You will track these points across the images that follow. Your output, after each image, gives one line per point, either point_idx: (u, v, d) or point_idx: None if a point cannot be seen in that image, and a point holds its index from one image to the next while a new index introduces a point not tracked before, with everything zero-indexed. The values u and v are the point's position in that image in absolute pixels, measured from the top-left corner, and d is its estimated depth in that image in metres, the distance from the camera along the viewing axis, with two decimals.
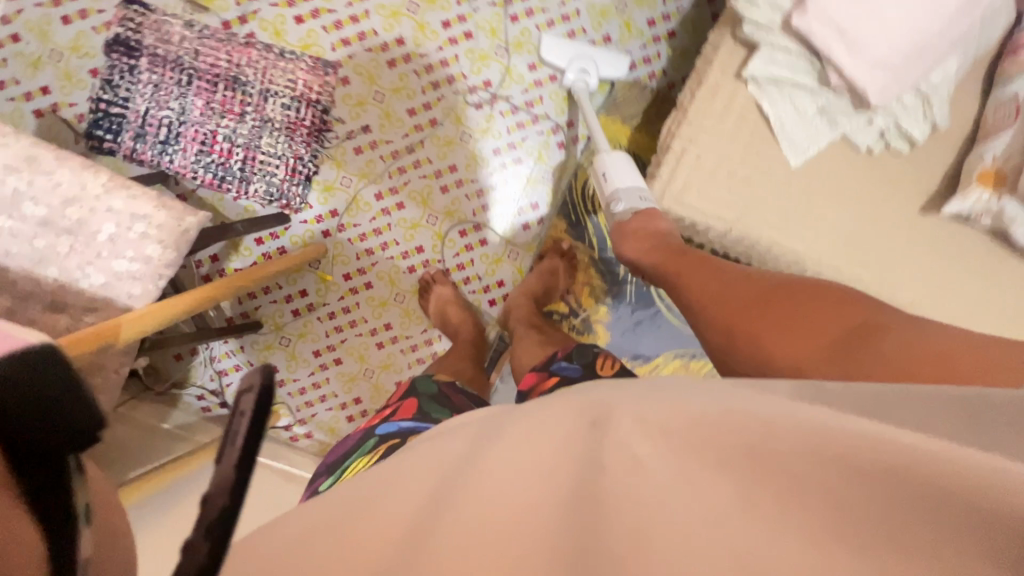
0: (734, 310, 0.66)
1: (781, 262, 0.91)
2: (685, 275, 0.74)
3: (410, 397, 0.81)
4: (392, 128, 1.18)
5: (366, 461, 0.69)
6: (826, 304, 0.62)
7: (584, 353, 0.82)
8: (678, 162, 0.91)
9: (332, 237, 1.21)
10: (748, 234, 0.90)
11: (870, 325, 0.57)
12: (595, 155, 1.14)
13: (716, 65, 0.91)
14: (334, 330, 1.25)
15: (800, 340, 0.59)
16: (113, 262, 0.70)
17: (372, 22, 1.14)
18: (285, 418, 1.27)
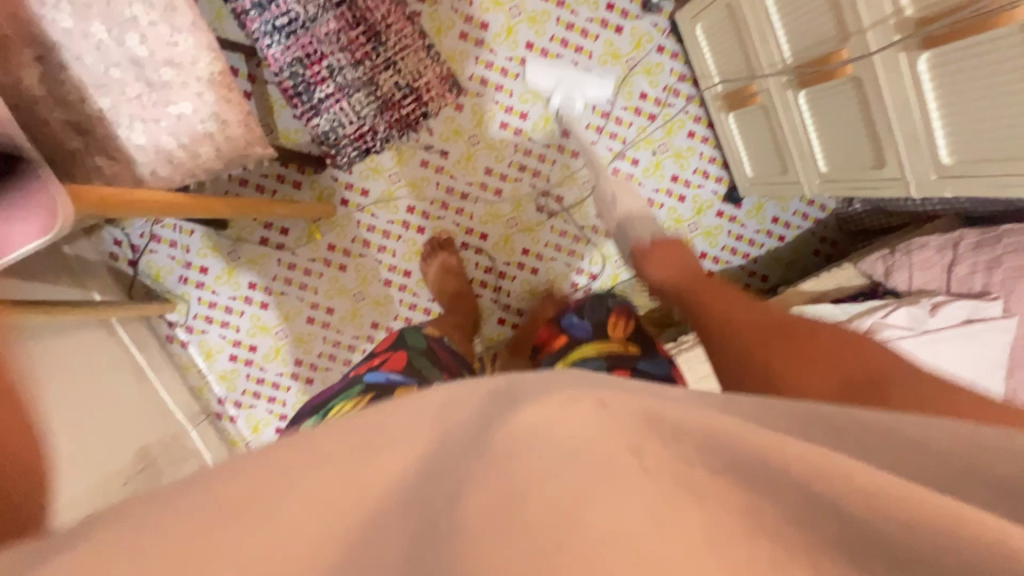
0: (740, 338, 0.66)
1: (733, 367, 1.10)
2: (701, 305, 0.75)
3: (400, 348, 0.84)
4: (464, 169, 1.22)
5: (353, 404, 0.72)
6: (834, 360, 0.58)
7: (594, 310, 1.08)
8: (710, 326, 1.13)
9: (346, 208, 1.21)
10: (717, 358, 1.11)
11: (878, 378, 0.54)
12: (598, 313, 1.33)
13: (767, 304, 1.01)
14: (281, 280, 1.22)
15: (814, 374, 0.57)
16: (162, 135, 0.67)
17: (515, 85, 1.20)
18: (177, 314, 1.20)
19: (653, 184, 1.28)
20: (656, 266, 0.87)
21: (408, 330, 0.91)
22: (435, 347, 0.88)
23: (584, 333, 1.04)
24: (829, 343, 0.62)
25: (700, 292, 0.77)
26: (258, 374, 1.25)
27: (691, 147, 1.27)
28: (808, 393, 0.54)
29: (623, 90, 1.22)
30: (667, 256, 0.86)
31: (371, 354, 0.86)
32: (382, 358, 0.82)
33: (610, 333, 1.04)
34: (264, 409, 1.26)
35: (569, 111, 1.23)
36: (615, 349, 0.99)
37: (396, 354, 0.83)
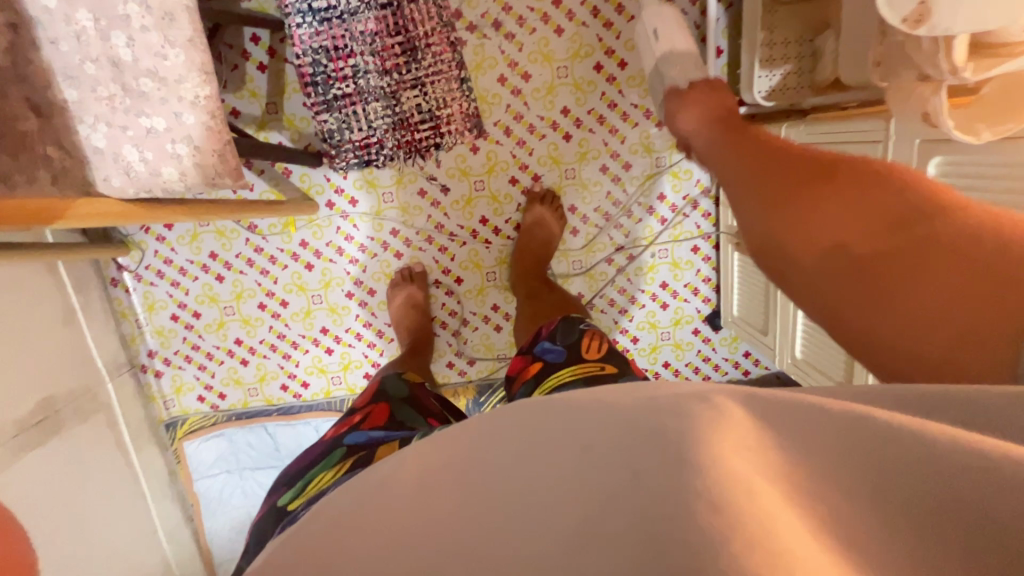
0: (766, 179, 0.58)
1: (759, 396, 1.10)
2: (733, 146, 0.68)
3: (382, 401, 0.80)
4: (460, 209, 1.18)
5: (335, 471, 0.63)
6: (868, 191, 0.48)
7: (567, 332, 0.93)
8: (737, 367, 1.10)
9: (329, 211, 1.16)
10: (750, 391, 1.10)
11: (916, 220, 0.44)
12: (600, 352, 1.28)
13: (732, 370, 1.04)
14: (244, 259, 1.18)
15: (849, 216, 0.48)
16: (126, 145, 0.62)
17: (538, 144, 1.15)
18: (129, 259, 1.16)
19: (642, 284, 1.25)
20: (692, 115, 0.81)
21: (388, 379, 0.89)
22: (418, 393, 0.85)
23: (556, 358, 0.87)
24: (879, 167, 0.50)
25: (743, 134, 0.69)
26: (194, 341, 1.23)
27: (691, 261, 1.23)
28: (834, 241, 0.48)
29: (643, 185, 1.18)
30: (705, 96, 0.83)
31: (352, 411, 0.82)
32: (363, 415, 0.77)
33: (585, 355, 0.86)
34: (191, 374, 1.25)
35: (583, 188, 1.18)
36: (591, 371, 0.81)
37: (378, 408, 0.78)
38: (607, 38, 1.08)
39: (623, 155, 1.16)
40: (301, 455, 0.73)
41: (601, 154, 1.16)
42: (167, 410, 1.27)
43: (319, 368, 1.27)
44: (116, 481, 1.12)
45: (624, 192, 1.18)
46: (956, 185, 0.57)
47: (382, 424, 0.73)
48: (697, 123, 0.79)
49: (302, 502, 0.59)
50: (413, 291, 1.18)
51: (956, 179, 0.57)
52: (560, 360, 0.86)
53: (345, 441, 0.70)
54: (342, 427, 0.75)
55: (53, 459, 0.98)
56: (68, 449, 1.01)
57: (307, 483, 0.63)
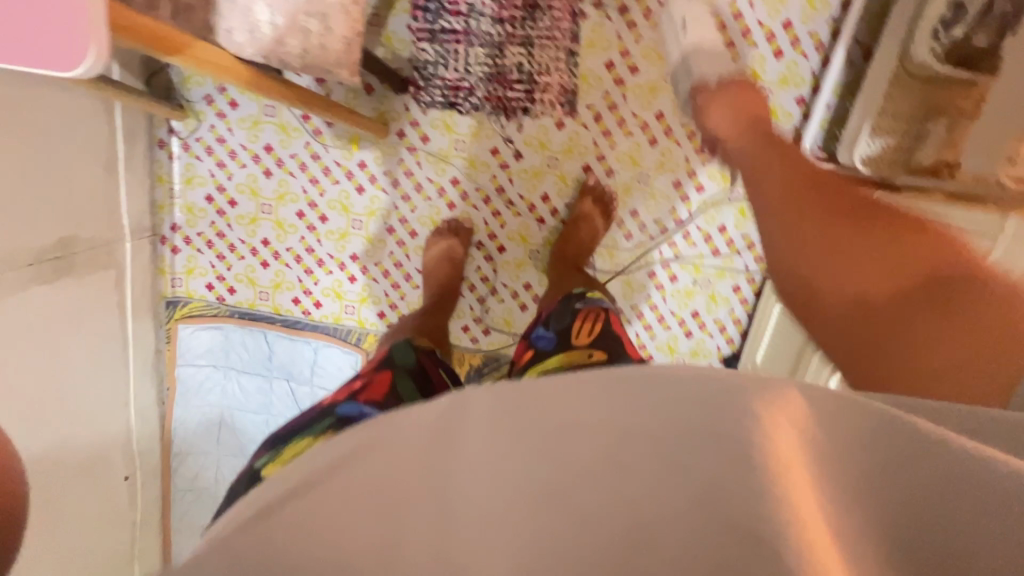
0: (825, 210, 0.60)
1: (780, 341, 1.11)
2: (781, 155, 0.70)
3: (385, 370, 0.77)
4: (525, 180, 1.15)
5: (322, 439, 0.60)
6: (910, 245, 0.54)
7: (562, 316, 0.89)
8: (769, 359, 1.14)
9: (398, 140, 1.13)
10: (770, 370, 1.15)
11: (941, 283, 0.51)
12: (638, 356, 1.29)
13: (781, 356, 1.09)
14: (298, 161, 1.14)
15: (855, 272, 0.55)
16: (260, 4, 0.59)
17: (622, 141, 1.13)
18: (183, 126, 1.12)
19: (672, 307, 1.25)
20: (725, 117, 0.81)
21: (397, 346, 0.87)
22: (425, 365, 0.83)
23: (546, 345, 0.84)
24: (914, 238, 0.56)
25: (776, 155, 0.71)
26: (221, 229, 1.19)
27: (728, 299, 1.23)
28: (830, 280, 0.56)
29: (708, 212, 1.17)
30: (742, 103, 0.82)
31: (353, 378, 0.79)
32: (363, 384, 0.74)
33: (577, 341, 0.83)
34: (207, 261, 1.22)
35: (650, 196, 1.17)
36: (579, 359, 0.78)
37: (380, 377, 0.76)
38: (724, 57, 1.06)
39: (699, 177, 1.14)
40: (288, 422, 0.68)
41: (679, 169, 1.14)
42: (171, 288, 1.23)
43: (336, 293, 1.24)
44: (106, 343, 1.08)
45: (687, 213, 1.17)
46: None
47: (381, 398, 0.70)
48: (730, 126, 0.80)
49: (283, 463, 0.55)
50: (453, 244, 1.15)
51: None
52: (552, 351, 0.82)
53: (338, 412, 0.66)
54: (337, 397, 0.71)
55: (59, 300, 0.94)
56: (74, 297, 0.97)
57: (287, 448, 0.60)
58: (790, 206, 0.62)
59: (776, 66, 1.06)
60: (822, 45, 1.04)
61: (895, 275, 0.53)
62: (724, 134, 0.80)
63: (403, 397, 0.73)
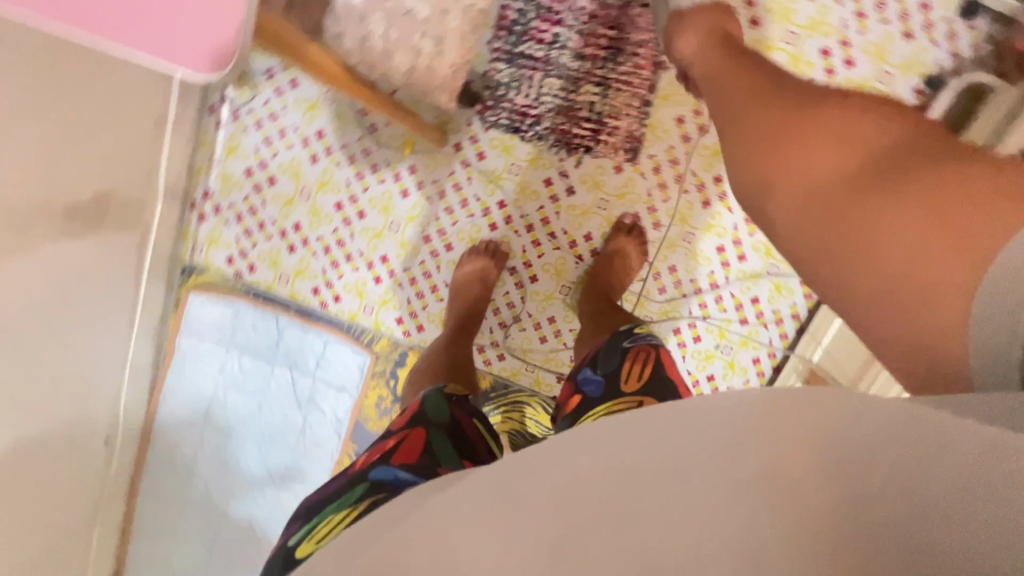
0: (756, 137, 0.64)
1: None
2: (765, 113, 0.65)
3: (419, 426, 0.74)
4: (572, 215, 1.14)
5: (352, 513, 0.58)
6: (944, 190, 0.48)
7: (609, 359, 0.87)
8: None
9: (453, 153, 1.10)
10: None
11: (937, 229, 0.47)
12: None
13: None
14: (347, 153, 1.11)
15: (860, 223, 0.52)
16: None
17: (676, 196, 1.12)
18: (236, 95, 1.08)
19: (690, 367, 1.24)
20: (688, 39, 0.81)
21: (430, 393, 0.84)
22: (460, 418, 0.79)
23: (594, 391, 0.82)
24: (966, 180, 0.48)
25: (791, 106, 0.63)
26: (254, 205, 1.15)
27: (746, 369, 1.23)
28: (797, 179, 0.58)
29: (745, 281, 1.17)
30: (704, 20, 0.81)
31: (387, 435, 0.76)
32: (397, 441, 0.72)
33: (624, 386, 0.81)
34: (232, 234, 1.17)
35: (692, 255, 1.16)
36: (624, 408, 0.76)
37: (413, 433, 0.73)
38: None
39: (743, 247, 1.14)
40: (321, 490, 0.68)
41: (725, 235, 1.14)
42: (190, 255, 1.18)
43: (358, 291, 1.20)
44: (113, 304, 1.03)
45: (724, 280, 1.17)
46: None
47: (412, 457, 0.67)
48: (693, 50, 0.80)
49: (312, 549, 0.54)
50: (489, 268, 1.13)
51: None
52: (598, 399, 0.80)
53: (370, 477, 0.64)
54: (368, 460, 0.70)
55: (81, 256, 0.89)
56: (96, 254, 0.92)
57: (318, 527, 0.59)
58: (729, 76, 0.73)
59: None
60: None
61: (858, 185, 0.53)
62: (693, 58, 0.80)
63: (439, 456, 0.70)
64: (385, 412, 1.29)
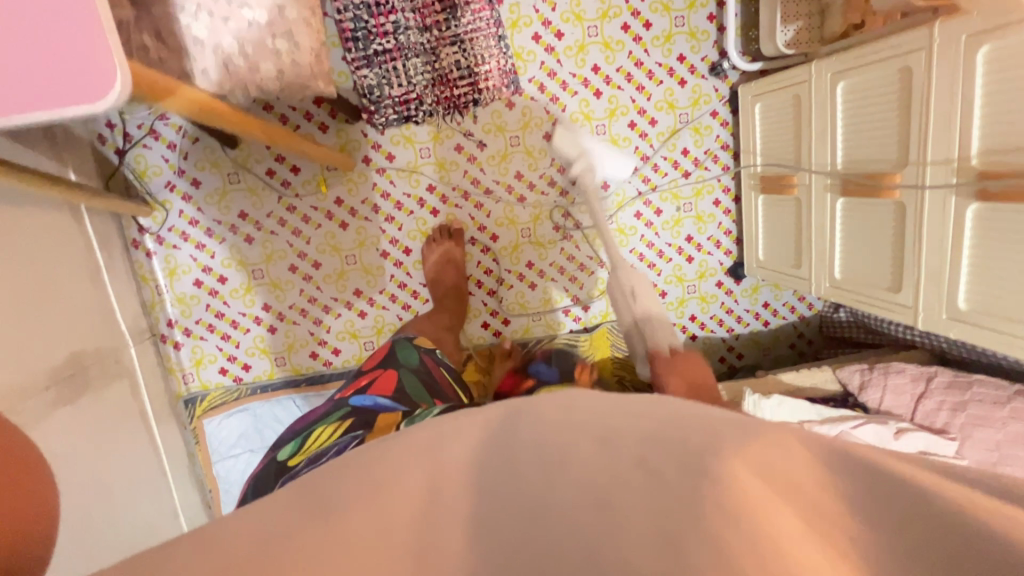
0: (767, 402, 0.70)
1: (771, 240, 1.18)
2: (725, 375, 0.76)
3: (391, 367, 0.88)
4: (496, 165, 1.20)
5: (332, 431, 0.73)
6: None
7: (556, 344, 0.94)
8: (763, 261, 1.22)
9: (366, 166, 1.15)
10: (767, 274, 1.21)
11: None
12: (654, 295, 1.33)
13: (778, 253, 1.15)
14: (275, 218, 1.15)
15: None
16: (226, 37, 0.61)
17: (571, 102, 1.19)
18: (151, 220, 1.10)
19: (667, 239, 1.30)
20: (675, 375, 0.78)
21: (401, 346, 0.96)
22: (427, 361, 0.92)
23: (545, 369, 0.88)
24: None
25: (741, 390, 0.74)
26: (218, 308, 1.17)
27: (713, 214, 1.30)
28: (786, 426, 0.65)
29: (667, 141, 1.24)
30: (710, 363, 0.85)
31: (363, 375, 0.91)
32: (371, 379, 0.86)
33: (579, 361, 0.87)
34: (213, 346, 1.19)
35: (613, 143, 1.23)
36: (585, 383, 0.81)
37: (386, 373, 0.87)
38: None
39: (649, 113, 1.22)
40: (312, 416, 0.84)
41: (629, 110, 1.21)
42: (185, 385, 1.20)
43: (351, 334, 1.23)
44: (134, 458, 1.02)
45: (651, 148, 1.25)
46: (1005, 67, 0.65)
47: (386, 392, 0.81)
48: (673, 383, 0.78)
49: (305, 456, 0.69)
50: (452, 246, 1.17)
51: (1006, 59, 0.65)
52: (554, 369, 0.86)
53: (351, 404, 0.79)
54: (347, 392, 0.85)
55: (83, 421, 0.89)
56: (94, 414, 0.91)
57: (307, 439, 0.74)
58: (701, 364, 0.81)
59: None
60: None
61: None
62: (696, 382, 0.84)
63: (412, 392, 0.83)
64: None
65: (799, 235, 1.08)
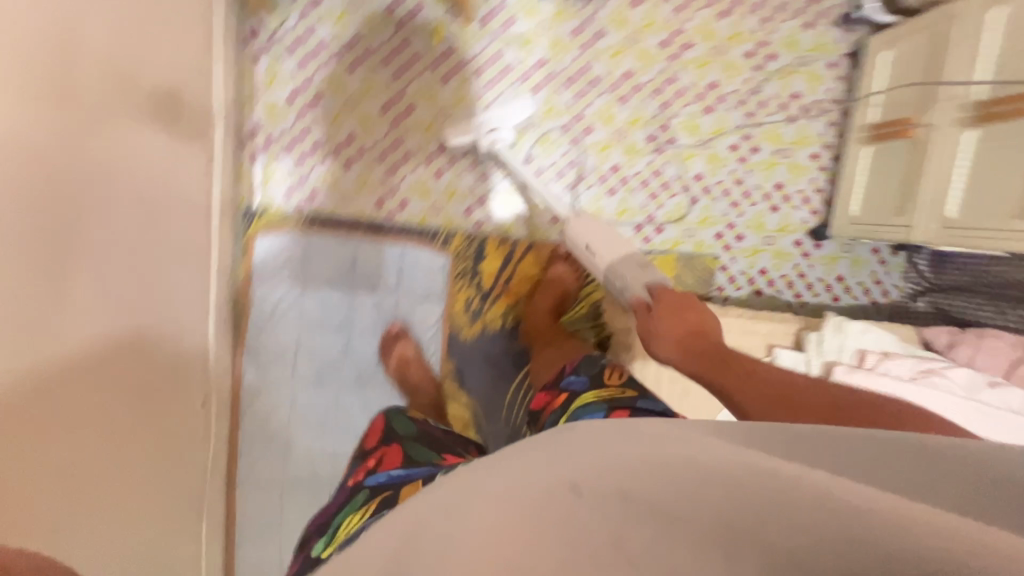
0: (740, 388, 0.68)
1: (872, 192, 1.13)
2: (751, 380, 0.68)
3: (394, 442, 0.89)
4: (608, 59, 1.19)
5: (363, 513, 0.71)
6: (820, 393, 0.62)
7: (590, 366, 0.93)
8: (856, 217, 1.18)
9: (483, 26, 1.16)
10: (857, 231, 1.17)
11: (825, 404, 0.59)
12: (729, 236, 1.29)
13: (878, 208, 1.11)
14: (383, 53, 1.15)
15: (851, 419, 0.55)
16: None
17: (696, 15, 1.19)
18: (268, 22, 1.12)
19: (756, 181, 1.27)
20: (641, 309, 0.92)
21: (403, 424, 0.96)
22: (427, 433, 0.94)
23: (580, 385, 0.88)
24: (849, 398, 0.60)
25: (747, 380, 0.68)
26: (304, 128, 1.17)
27: (808, 168, 1.27)
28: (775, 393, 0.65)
29: (781, 79, 1.22)
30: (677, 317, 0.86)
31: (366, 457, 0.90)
32: (378, 459, 0.86)
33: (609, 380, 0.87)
34: (287, 165, 1.18)
35: (727, 68, 1.21)
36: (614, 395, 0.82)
37: (390, 448, 0.88)
38: None
39: (770, 46, 1.21)
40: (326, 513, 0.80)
41: (751, 39, 1.20)
42: (250, 195, 1.18)
43: (423, 190, 1.22)
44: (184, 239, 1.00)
45: (763, 83, 1.22)
46: None
47: (398, 465, 0.82)
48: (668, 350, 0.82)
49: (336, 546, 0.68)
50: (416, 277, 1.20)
51: None
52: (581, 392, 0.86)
53: (365, 485, 0.79)
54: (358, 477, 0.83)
55: (145, 160, 0.86)
56: (160, 164, 0.89)
57: (339, 528, 0.72)
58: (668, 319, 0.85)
59: None
60: None
61: (780, 388, 0.65)
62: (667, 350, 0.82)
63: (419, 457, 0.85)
64: (476, 314, 1.25)
65: (907, 183, 1.03)
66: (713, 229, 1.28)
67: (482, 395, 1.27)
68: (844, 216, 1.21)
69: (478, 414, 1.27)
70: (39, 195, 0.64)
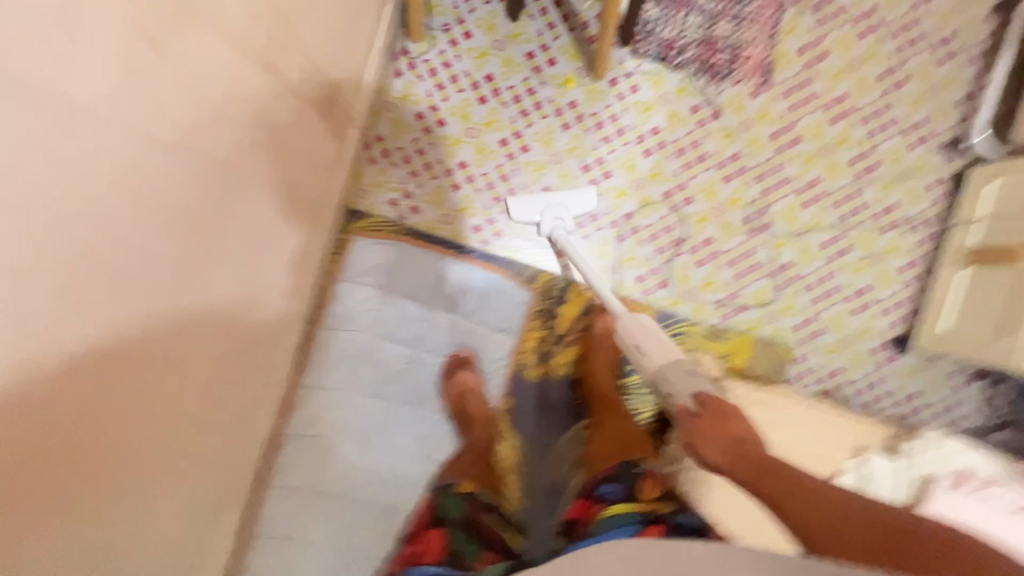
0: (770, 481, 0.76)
1: (967, 315, 1.14)
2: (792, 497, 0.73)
3: None
4: (719, 138, 1.25)
5: None
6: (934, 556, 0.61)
7: (626, 471, 0.86)
8: (946, 336, 1.18)
9: (610, 87, 1.24)
10: (947, 351, 1.17)
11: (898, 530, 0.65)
12: (809, 329, 1.28)
13: (973, 331, 1.11)
14: (513, 93, 1.23)
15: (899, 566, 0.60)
16: None
17: (808, 116, 1.26)
18: (416, 48, 1.21)
19: (843, 280, 1.27)
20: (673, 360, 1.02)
21: None
22: None
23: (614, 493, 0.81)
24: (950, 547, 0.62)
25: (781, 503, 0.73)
26: (424, 146, 1.22)
27: (896, 278, 1.28)
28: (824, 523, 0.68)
29: (882, 189, 1.26)
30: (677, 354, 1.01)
31: None
32: None
33: (645, 494, 0.79)
34: (399, 176, 1.22)
35: (830, 169, 1.26)
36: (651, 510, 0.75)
37: None
38: (899, 56, 1.25)
39: (874, 157, 1.26)
40: None
41: (857, 146, 1.26)
42: (357, 197, 1.22)
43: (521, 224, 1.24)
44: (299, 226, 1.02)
45: (863, 189, 1.27)
46: None
47: None
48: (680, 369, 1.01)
49: None
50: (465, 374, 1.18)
51: None
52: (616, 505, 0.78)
53: None
54: None
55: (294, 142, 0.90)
56: (303, 148, 0.94)
57: None
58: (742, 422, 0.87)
59: (940, 71, 1.25)
60: (977, 58, 1.25)
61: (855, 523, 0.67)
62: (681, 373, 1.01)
63: None
64: (545, 356, 1.25)
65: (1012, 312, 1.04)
66: (793, 318, 1.27)
67: (536, 440, 1.24)
68: (930, 332, 1.21)
69: (527, 461, 1.22)
70: (212, 145, 0.68)
